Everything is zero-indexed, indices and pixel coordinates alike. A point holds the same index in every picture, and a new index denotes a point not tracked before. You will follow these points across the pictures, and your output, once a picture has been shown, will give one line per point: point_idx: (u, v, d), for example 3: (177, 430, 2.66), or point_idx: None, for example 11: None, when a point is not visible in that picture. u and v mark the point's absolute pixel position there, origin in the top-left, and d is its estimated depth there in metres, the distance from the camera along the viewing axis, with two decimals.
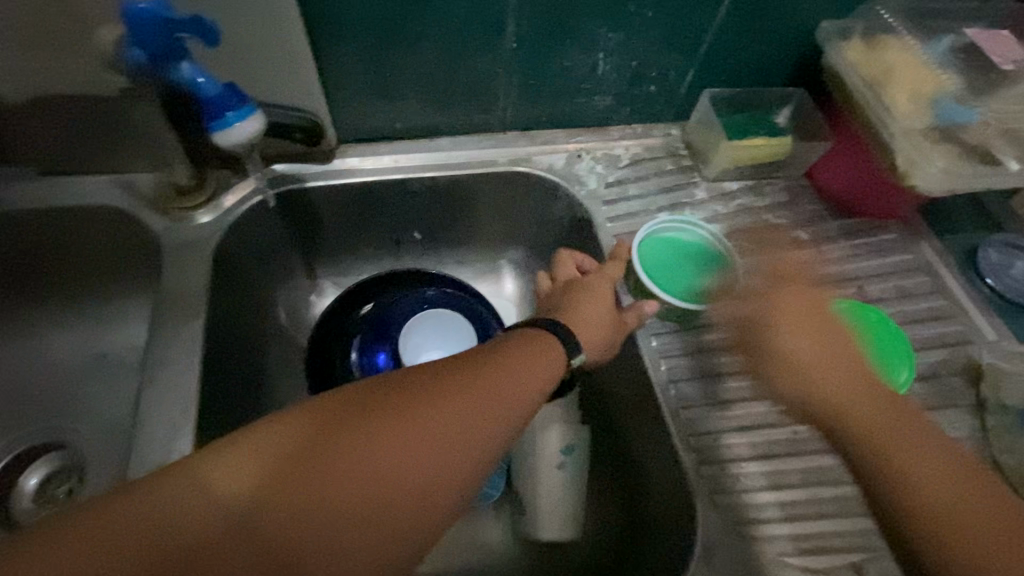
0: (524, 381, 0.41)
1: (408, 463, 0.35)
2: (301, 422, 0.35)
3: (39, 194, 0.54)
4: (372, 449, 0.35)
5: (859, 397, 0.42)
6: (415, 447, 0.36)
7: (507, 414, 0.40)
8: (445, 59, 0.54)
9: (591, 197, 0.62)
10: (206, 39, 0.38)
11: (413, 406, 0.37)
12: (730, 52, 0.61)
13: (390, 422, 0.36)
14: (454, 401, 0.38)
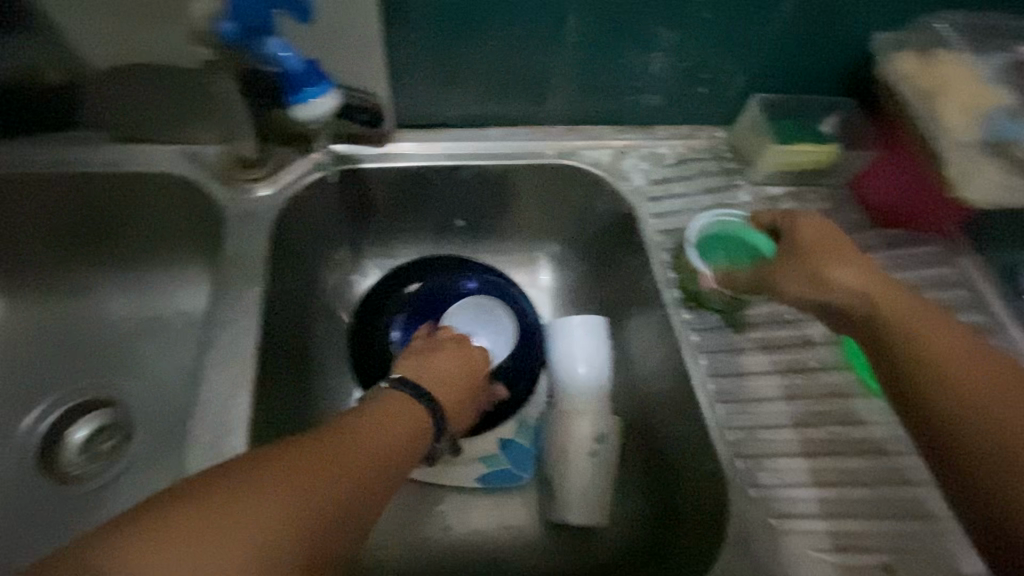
0: (398, 428, 0.43)
1: (325, 519, 0.34)
2: (179, 515, 0.30)
3: (107, 158, 0.56)
4: (230, 532, 0.31)
5: (927, 331, 0.41)
6: (295, 499, 0.33)
7: (393, 457, 0.40)
8: (506, 50, 0.55)
9: (636, 193, 0.63)
10: (300, 12, 0.40)
11: (304, 470, 0.35)
12: (783, 58, 0.61)
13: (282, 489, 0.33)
14: (348, 456, 0.37)
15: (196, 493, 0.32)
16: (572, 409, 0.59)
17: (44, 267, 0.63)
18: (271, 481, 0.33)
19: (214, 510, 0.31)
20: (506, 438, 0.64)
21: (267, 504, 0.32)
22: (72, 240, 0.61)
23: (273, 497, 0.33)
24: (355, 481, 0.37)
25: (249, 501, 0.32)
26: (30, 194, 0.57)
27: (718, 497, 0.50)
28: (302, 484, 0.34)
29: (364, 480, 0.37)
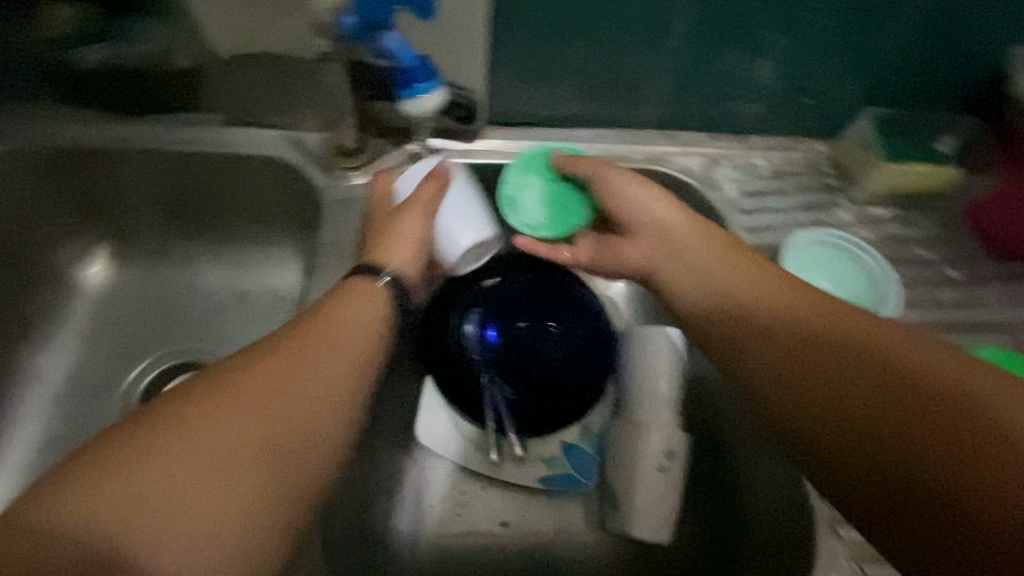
0: (356, 322, 0.47)
1: (294, 408, 0.40)
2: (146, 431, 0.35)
3: (220, 140, 0.59)
4: (223, 427, 0.36)
5: (845, 343, 0.42)
6: (270, 394, 0.39)
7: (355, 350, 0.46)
8: (607, 51, 0.55)
9: (728, 205, 0.60)
10: (422, 12, 0.41)
11: (263, 372, 0.40)
12: (902, 70, 0.57)
13: (245, 390, 0.38)
14: (302, 355, 0.42)
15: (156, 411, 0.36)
16: (643, 423, 0.58)
17: (154, 236, 0.68)
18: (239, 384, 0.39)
19: (182, 421, 0.36)
20: (569, 443, 0.62)
21: (230, 407, 0.37)
22: (180, 214, 0.65)
23: (235, 397, 0.38)
24: (322, 377, 0.42)
25: (216, 406, 0.37)
26: (148, 169, 0.61)
27: (803, 519, 0.51)
28: (267, 383, 0.39)
29: (330, 372, 0.43)
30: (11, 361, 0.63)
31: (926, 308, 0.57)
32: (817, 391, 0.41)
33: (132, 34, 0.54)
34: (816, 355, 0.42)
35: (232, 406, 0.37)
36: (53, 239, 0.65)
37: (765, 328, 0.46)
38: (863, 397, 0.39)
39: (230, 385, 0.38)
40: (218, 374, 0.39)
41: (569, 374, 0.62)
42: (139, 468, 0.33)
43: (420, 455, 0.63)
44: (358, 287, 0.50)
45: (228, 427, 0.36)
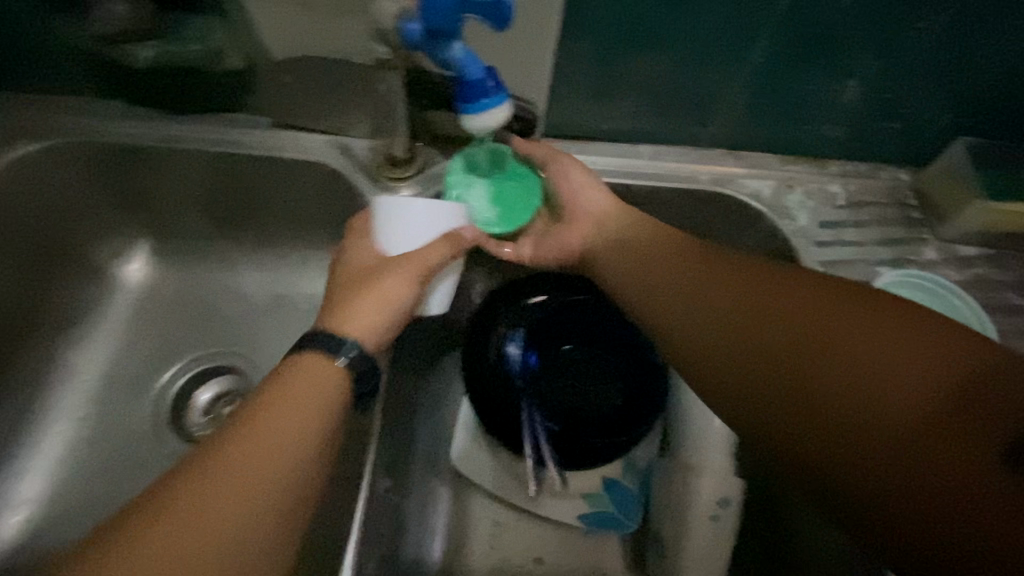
0: (309, 414, 0.39)
1: (222, 540, 0.34)
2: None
3: (267, 143, 0.57)
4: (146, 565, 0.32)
5: (847, 325, 0.36)
6: (200, 519, 0.34)
7: (304, 444, 0.38)
8: (680, 67, 0.50)
9: (800, 235, 0.56)
10: (499, 25, 0.38)
11: (182, 507, 0.34)
12: (1011, 97, 0.52)
13: (160, 538, 0.33)
14: (234, 466, 0.36)
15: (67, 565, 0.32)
16: (696, 466, 0.54)
17: (194, 235, 0.66)
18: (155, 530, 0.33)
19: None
20: (612, 478, 0.58)
21: (157, 543, 0.32)
22: (221, 215, 0.64)
23: (148, 543, 0.32)
24: (254, 493, 0.35)
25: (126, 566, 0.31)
26: (191, 169, 0.59)
27: (861, 571, 0.48)
28: (186, 523, 0.33)
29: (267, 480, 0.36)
30: (49, 356, 0.62)
31: None
32: (794, 360, 0.36)
33: (186, 31, 0.51)
34: (788, 308, 0.38)
35: (162, 540, 0.33)
36: (97, 233, 0.64)
37: (776, 298, 0.39)
38: (834, 363, 0.35)
39: (150, 527, 0.33)
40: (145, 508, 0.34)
41: (613, 411, 0.57)
42: None
43: (453, 480, 0.60)
44: (310, 365, 0.42)
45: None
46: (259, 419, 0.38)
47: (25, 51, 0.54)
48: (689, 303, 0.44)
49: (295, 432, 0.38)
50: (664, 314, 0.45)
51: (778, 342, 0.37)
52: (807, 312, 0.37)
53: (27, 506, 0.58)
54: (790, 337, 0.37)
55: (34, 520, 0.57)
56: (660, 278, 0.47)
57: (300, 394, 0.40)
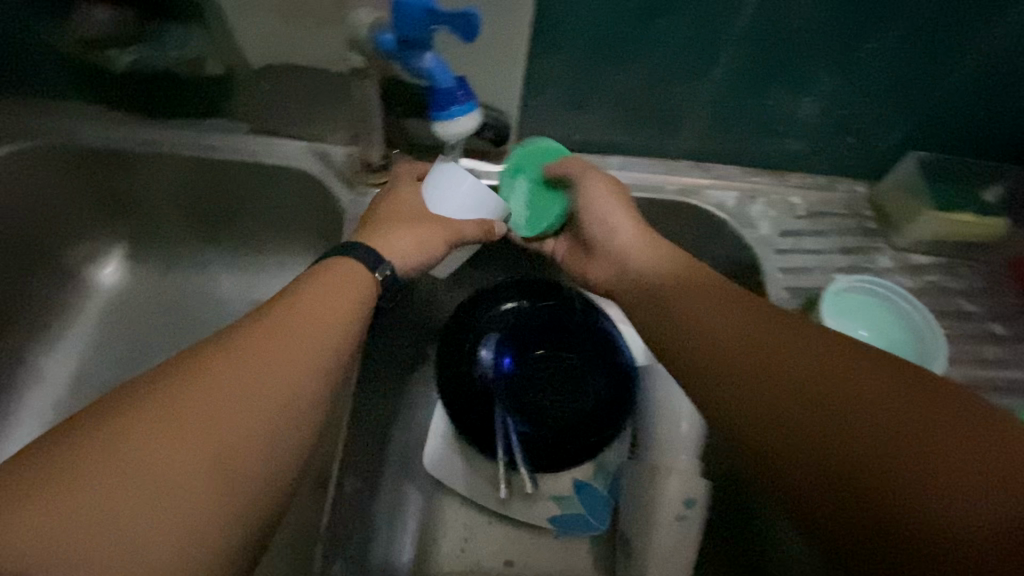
0: (349, 301, 0.42)
1: (263, 390, 0.35)
2: (105, 428, 0.31)
3: (246, 148, 0.58)
4: (199, 408, 0.33)
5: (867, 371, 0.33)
6: (250, 381, 0.35)
7: (343, 326, 0.41)
8: (646, 81, 0.53)
9: (762, 243, 0.58)
10: (464, 37, 0.39)
11: (237, 355, 0.36)
12: (955, 114, 0.55)
13: (213, 378, 0.34)
14: (284, 331, 0.38)
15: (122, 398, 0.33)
16: (662, 465, 0.55)
17: (172, 239, 0.67)
18: (210, 368, 0.35)
19: (146, 410, 0.32)
20: (581, 481, 0.59)
21: (215, 387, 0.34)
22: (199, 217, 0.64)
23: (198, 383, 0.34)
24: (298, 357, 0.37)
25: (178, 399, 0.33)
26: (170, 172, 0.60)
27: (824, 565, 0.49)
28: (238, 365, 0.35)
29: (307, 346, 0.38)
30: (19, 359, 0.62)
31: (970, 365, 0.53)
32: (825, 410, 0.32)
33: (166, 39, 0.52)
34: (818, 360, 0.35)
35: (217, 386, 0.34)
36: (72, 236, 0.64)
37: (785, 349, 0.36)
38: (885, 417, 0.31)
39: (203, 376, 0.34)
40: (198, 359, 0.35)
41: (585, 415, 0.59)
42: (112, 453, 0.30)
43: (426, 483, 0.60)
44: (341, 266, 0.45)
45: (187, 418, 0.32)
46: (305, 298, 0.41)
47: (4, 55, 0.54)
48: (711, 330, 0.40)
49: (338, 313, 0.41)
50: (677, 323, 0.42)
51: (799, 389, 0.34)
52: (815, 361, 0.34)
53: None
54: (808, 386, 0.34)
55: None
56: (683, 294, 0.43)
57: (337, 284, 0.43)
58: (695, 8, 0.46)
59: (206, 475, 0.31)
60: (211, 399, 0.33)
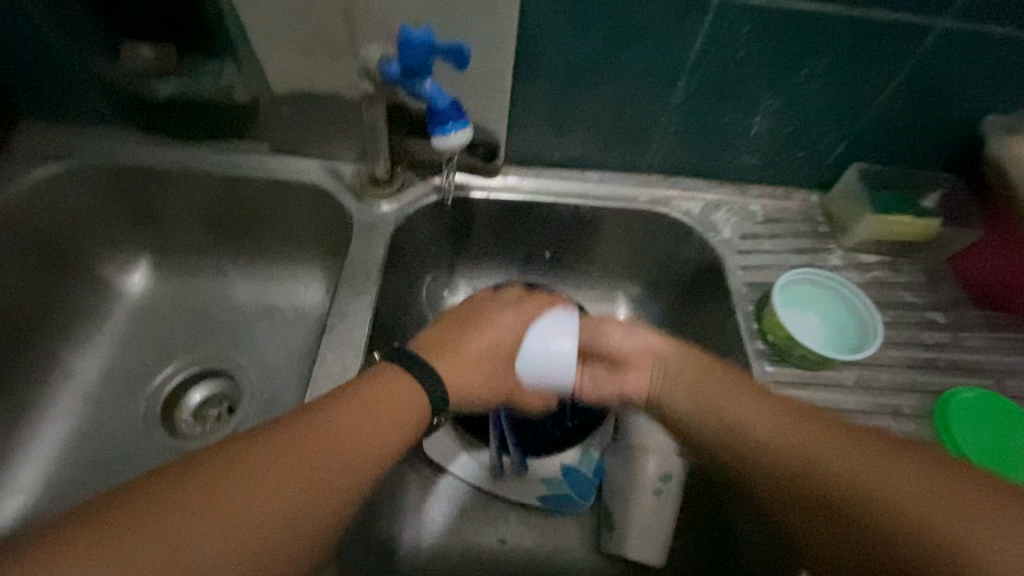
0: (395, 423, 0.43)
1: (296, 512, 0.36)
2: (144, 522, 0.32)
3: (267, 166, 0.66)
4: (240, 497, 0.35)
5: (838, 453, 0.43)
6: (291, 482, 0.37)
7: (382, 452, 0.42)
8: (616, 103, 0.61)
9: (724, 245, 0.65)
10: (458, 64, 0.47)
11: (280, 468, 0.37)
12: (888, 131, 0.62)
13: (254, 489, 0.35)
14: (330, 450, 0.39)
15: (169, 481, 0.34)
16: (640, 445, 0.61)
17: (196, 251, 0.74)
18: (249, 477, 0.36)
19: (180, 506, 0.33)
20: (568, 465, 0.63)
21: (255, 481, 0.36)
22: (221, 230, 0.71)
23: (237, 491, 0.35)
24: (335, 478, 0.38)
25: (216, 491, 0.34)
26: (197, 188, 0.67)
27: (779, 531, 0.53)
28: (280, 476, 0.36)
29: (350, 469, 0.39)
30: (54, 357, 0.67)
31: (912, 348, 0.60)
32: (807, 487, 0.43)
33: (200, 72, 0.62)
34: (847, 468, 0.41)
35: (260, 478, 0.36)
36: (106, 246, 0.71)
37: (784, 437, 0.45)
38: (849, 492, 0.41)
39: (253, 463, 0.36)
40: (246, 445, 0.37)
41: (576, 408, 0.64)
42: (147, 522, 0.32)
43: (425, 467, 0.65)
44: (390, 375, 0.46)
45: (222, 531, 0.33)
46: (357, 410, 0.42)
47: (61, 86, 0.63)
48: (755, 412, 0.47)
49: (381, 434, 0.42)
50: (714, 404, 0.49)
51: (819, 484, 0.42)
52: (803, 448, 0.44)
53: (24, 494, 0.61)
54: (827, 485, 0.42)
55: (29, 509, 0.61)
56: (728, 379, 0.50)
57: (383, 398, 0.44)
58: (654, 41, 0.54)
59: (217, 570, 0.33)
60: (245, 499, 0.35)
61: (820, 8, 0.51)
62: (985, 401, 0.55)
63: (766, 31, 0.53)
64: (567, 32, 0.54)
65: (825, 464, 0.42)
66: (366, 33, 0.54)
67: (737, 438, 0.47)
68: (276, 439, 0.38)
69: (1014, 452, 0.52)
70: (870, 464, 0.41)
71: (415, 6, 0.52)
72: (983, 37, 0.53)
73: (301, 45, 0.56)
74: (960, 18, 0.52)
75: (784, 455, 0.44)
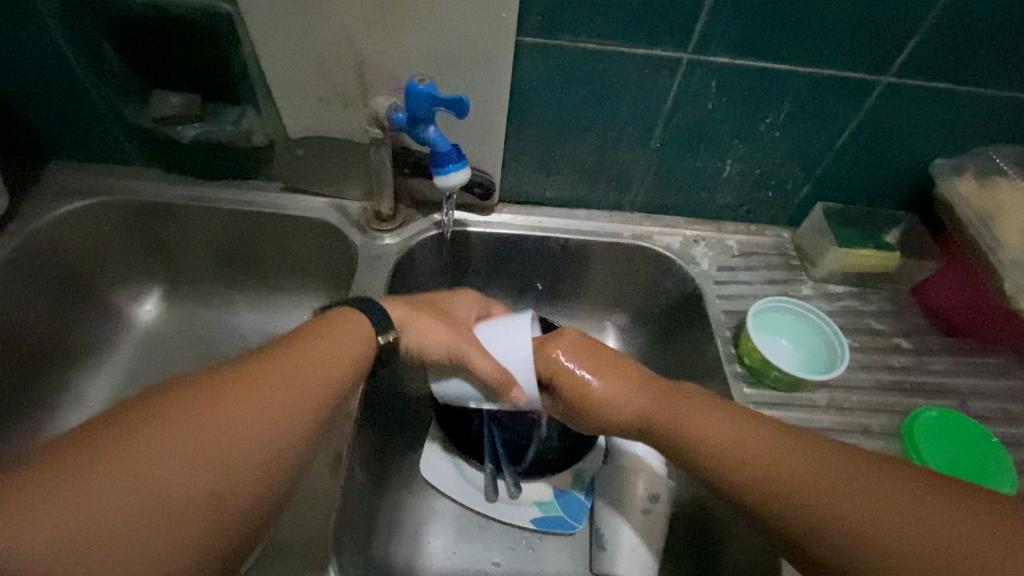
0: (346, 347, 0.48)
1: (259, 418, 0.40)
2: (111, 442, 0.35)
3: (278, 202, 0.71)
4: (200, 426, 0.38)
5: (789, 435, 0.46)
6: (248, 409, 0.40)
7: (337, 374, 0.46)
8: (600, 147, 0.67)
9: (702, 276, 0.71)
10: (457, 113, 0.53)
11: (235, 385, 0.41)
12: (848, 174, 0.68)
13: (213, 403, 0.39)
14: (283, 371, 0.43)
15: (134, 414, 0.37)
16: (629, 466, 0.63)
17: (206, 281, 0.77)
18: (208, 400, 0.39)
19: (145, 433, 0.36)
20: (562, 488, 0.67)
21: (215, 411, 0.39)
22: (230, 262, 0.76)
23: (196, 406, 0.38)
24: (292, 389, 0.42)
25: (176, 420, 0.37)
26: (210, 221, 0.72)
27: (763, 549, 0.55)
28: (239, 404, 0.40)
29: (308, 384, 0.43)
30: (64, 382, 0.70)
31: (878, 370, 0.64)
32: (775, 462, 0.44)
33: (222, 117, 0.66)
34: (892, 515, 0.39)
35: (218, 406, 0.39)
36: (120, 276, 0.75)
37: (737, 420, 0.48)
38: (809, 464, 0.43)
39: (208, 395, 0.39)
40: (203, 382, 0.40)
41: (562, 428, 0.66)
42: (114, 451, 0.35)
43: (422, 490, 0.67)
44: (345, 318, 0.50)
45: (185, 440, 0.37)
46: (304, 341, 0.46)
47: (92, 129, 0.68)
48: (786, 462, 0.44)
49: (334, 364, 0.46)
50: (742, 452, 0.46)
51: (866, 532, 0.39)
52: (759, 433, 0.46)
53: None
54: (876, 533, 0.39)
55: None
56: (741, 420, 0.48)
57: (337, 336, 0.48)
58: (630, 94, 0.61)
59: (183, 484, 0.36)
60: (205, 426, 0.38)
61: (777, 67, 0.58)
62: (942, 422, 0.59)
63: (730, 85, 0.60)
64: (554, 86, 0.61)
65: (871, 514, 0.39)
66: (375, 86, 0.60)
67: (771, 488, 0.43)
68: (233, 369, 0.42)
69: (976, 466, 0.56)
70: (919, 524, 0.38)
71: (420, 64, 0.58)
72: (923, 91, 0.59)
73: (315, 94, 0.62)
74: (900, 76, 0.58)
75: (825, 508, 0.41)
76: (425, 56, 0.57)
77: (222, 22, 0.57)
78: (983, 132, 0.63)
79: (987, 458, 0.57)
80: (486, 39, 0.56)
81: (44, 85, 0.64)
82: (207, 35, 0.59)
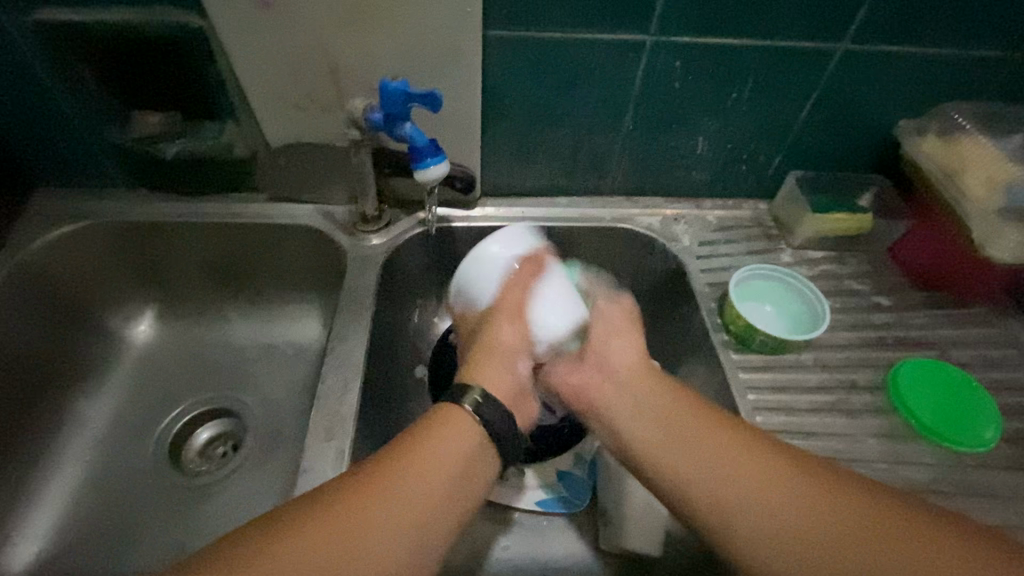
0: (469, 454, 0.46)
1: (393, 521, 0.41)
2: (269, 536, 0.38)
3: (265, 213, 0.72)
4: (348, 527, 0.40)
5: (707, 471, 0.47)
6: (389, 514, 0.41)
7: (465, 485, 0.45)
8: (574, 135, 0.68)
9: (684, 251, 0.73)
10: (431, 108, 0.54)
11: (367, 490, 0.42)
12: (816, 143, 0.70)
13: (340, 513, 0.40)
14: (410, 479, 0.43)
15: (290, 515, 0.40)
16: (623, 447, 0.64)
17: (199, 298, 0.78)
18: (349, 497, 0.41)
19: (302, 528, 0.39)
20: (563, 471, 0.68)
21: (358, 515, 0.40)
22: (221, 276, 0.77)
23: (334, 513, 0.40)
24: (418, 495, 0.43)
25: (327, 518, 0.40)
26: (199, 237, 0.73)
27: None
28: (381, 509, 0.41)
29: (436, 495, 0.43)
30: (66, 407, 0.70)
31: (861, 329, 0.66)
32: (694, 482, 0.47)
33: (204, 131, 0.68)
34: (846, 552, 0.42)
35: (359, 510, 0.41)
36: (115, 300, 0.76)
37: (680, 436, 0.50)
38: (721, 493, 0.46)
39: (352, 500, 0.41)
40: (351, 482, 0.43)
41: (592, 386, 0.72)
42: (276, 544, 0.38)
43: None
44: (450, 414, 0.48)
45: (333, 539, 0.39)
46: (424, 444, 0.46)
47: (76, 155, 0.69)
48: (768, 498, 0.45)
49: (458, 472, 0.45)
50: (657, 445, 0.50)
51: (750, 535, 0.44)
52: (677, 473, 0.48)
53: (38, 541, 0.63)
54: (746, 530, 0.44)
55: (44, 557, 0.62)
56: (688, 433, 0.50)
57: (454, 436, 0.47)
58: (598, 80, 0.63)
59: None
60: (350, 527, 0.40)
61: (737, 43, 0.60)
62: (928, 371, 0.61)
63: (694, 66, 0.62)
64: (524, 77, 0.62)
65: (748, 509, 0.45)
66: (350, 90, 0.62)
67: (720, 502, 0.46)
68: (369, 472, 0.43)
69: (965, 413, 0.58)
70: (797, 526, 0.43)
71: (391, 65, 0.60)
72: (876, 56, 0.62)
73: (291, 102, 0.63)
74: (856, 43, 0.61)
75: (743, 526, 0.45)
76: (396, 55, 0.59)
77: (195, 37, 0.59)
78: (941, 90, 0.65)
79: (977, 404, 0.59)
80: (454, 35, 0.58)
81: (24, 112, 0.64)
82: (182, 50, 0.60)
